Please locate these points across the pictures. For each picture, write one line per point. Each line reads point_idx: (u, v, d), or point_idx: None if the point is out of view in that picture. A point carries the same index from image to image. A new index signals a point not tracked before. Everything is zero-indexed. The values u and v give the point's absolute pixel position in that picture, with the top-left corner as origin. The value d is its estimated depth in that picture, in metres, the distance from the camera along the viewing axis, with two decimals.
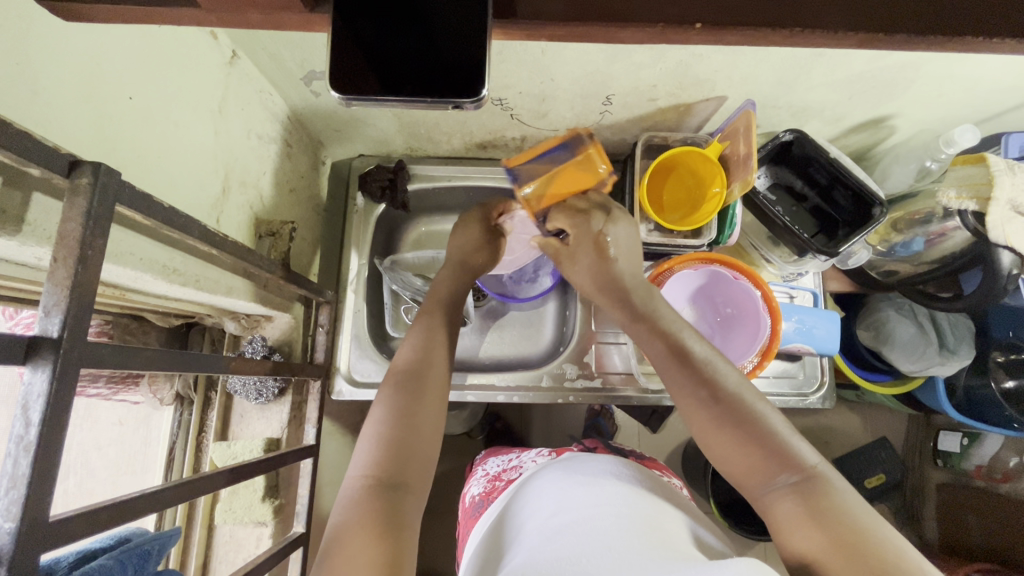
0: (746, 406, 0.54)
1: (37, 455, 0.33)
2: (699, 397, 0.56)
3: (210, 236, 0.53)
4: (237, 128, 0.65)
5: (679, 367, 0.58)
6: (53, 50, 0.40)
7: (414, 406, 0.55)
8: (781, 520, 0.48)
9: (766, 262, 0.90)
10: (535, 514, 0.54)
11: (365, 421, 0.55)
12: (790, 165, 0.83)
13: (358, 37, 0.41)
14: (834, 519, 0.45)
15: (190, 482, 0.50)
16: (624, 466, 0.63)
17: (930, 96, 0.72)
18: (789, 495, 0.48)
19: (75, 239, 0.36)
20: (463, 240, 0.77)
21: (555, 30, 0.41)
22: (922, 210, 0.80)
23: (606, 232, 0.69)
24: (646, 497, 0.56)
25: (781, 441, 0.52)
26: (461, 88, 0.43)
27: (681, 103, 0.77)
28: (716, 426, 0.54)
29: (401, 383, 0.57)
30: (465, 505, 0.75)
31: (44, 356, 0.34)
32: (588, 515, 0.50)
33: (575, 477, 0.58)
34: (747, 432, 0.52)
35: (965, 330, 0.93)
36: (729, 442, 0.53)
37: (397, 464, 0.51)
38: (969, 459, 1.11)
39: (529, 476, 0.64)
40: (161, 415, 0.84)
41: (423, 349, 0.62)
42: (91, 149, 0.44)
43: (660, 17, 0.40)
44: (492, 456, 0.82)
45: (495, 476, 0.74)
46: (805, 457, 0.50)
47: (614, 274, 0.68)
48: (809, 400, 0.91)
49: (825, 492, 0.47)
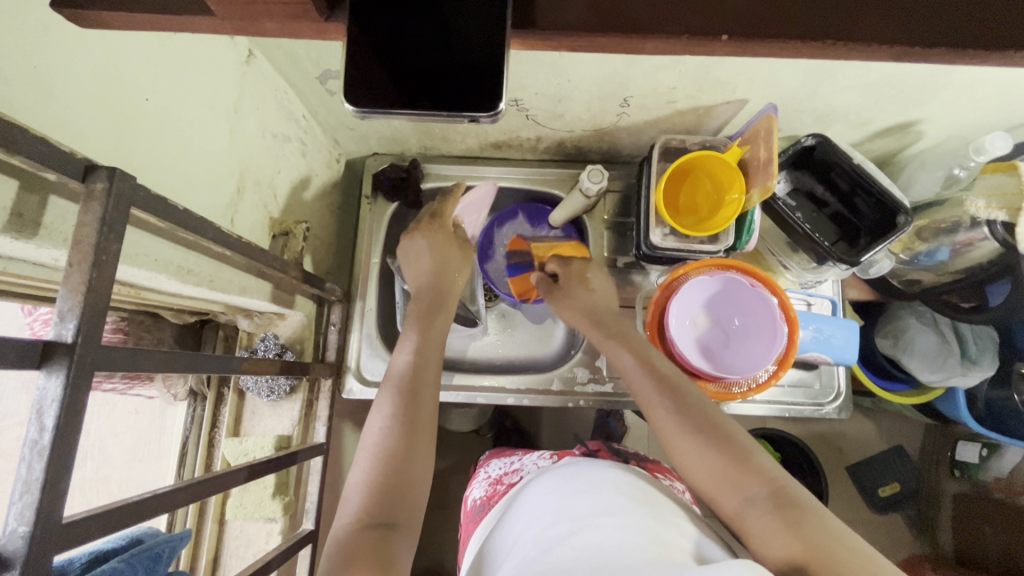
0: (716, 421, 0.57)
1: (51, 458, 0.33)
2: (673, 417, 0.58)
3: (225, 238, 0.53)
4: (252, 127, 0.65)
5: (658, 391, 0.62)
6: (73, 53, 0.40)
7: (407, 443, 0.55)
8: (755, 531, 0.48)
9: (784, 269, 0.88)
10: (533, 520, 0.53)
11: (355, 463, 0.55)
12: (812, 171, 0.81)
13: (376, 42, 0.41)
14: (806, 525, 0.46)
15: (204, 481, 0.51)
16: (626, 472, 0.61)
17: (961, 101, 0.70)
18: (762, 506, 0.49)
19: (90, 244, 0.36)
20: (422, 263, 0.76)
21: (573, 41, 0.40)
22: (948, 218, 0.77)
23: (588, 268, 0.83)
24: (646, 505, 0.54)
25: (751, 458, 0.53)
26: (477, 101, 0.42)
27: (701, 106, 0.75)
28: (689, 438, 0.56)
29: (400, 414, 0.57)
30: (466, 508, 0.75)
31: (58, 361, 0.34)
32: (585, 524, 0.49)
33: (573, 488, 0.56)
34: (720, 447, 0.54)
35: (988, 340, 0.90)
36: (702, 459, 0.54)
37: (389, 503, 0.50)
38: (987, 471, 1.08)
39: (528, 482, 0.64)
40: (175, 410, 0.85)
41: (422, 358, 0.65)
42: (108, 152, 0.44)
43: (684, 28, 0.39)
44: (495, 458, 0.82)
45: (497, 480, 0.73)
46: (775, 473, 0.52)
47: (589, 299, 0.79)
48: (825, 410, 0.89)
49: (794, 503, 0.48)
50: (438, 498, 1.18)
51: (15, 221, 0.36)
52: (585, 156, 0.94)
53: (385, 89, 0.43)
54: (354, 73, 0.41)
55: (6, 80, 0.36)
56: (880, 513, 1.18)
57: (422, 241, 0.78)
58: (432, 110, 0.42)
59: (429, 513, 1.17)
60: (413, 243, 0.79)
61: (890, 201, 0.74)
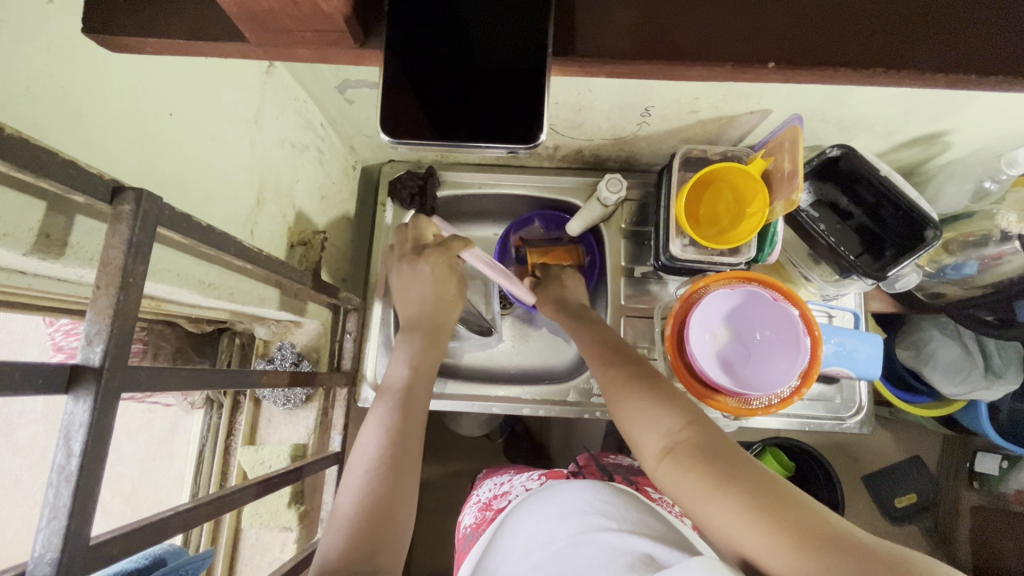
0: (656, 384, 0.58)
1: (79, 484, 0.33)
2: (626, 394, 0.59)
3: (246, 252, 0.53)
4: (272, 137, 0.65)
5: (614, 370, 0.62)
6: (99, 74, 0.40)
7: (388, 482, 0.54)
8: (684, 488, 0.49)
9: (805, 280, 0.86)
10: (513, 550, 0.55)
11: (341, 492, 0.55)
12: (836, 182, 0.79)
13: (405, 63, 0.40)
14: (731, 477, 0.47)
15: (220, 498, 0.50)
16: (601, 491, 0.60)
17: (993, 113, 0.68)
18: (701, 472, 0.48)
19: (118, 266, 0.36)
20: (419, 291, 0.74)
21: (614, 68, 0.40)
22: (976, 231, 0.76)
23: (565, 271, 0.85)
24: (620, 521, 0.54)
25: (695, 427, 0.53)
26: (514, 132, 0.42)
27: (723, 115, 0.74)
28: (629, 399, 0.58)
29: (389, 455, 0.57)
30: (460, 536, 0.74)
31: (86, 385, 0.34)
32: (559, 547, 0.50)
33: (550, 515, 0.57)
34: (663, 414, 0.54)
35: (1012, 352, 0.89)
36: (650, 431, 0.54)
37: (372, 541, 0.49)
38: (1007, 483, 1.07)
39: (515, 506, 0.64)
40: (192, 417, 0.85)
41: (413, 369, 0.68)
42: (137, 174, 0.44)
43: (729, 57, 0.38)
44: (488, 479, 0.82)
45: (487, 505, 0.73)
46: (718, 440, 0.51)
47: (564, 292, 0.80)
48: (846, 424, 0.88)
49: (724, 459, 0.49)
50: (449, 505, 1.17)
51: (42, 242, 0.36)
52: (603, 163, 0.93)
53: (420, 125, 0.42)
54: (388, 105, 0.41)
55: (34, 99, 0.35)
56: (897, 526, 1.16)
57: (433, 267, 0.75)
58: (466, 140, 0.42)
59: (441, 520, 1.17)
60: (414, 270, 0.75)
61: (918, 214, 0.73)
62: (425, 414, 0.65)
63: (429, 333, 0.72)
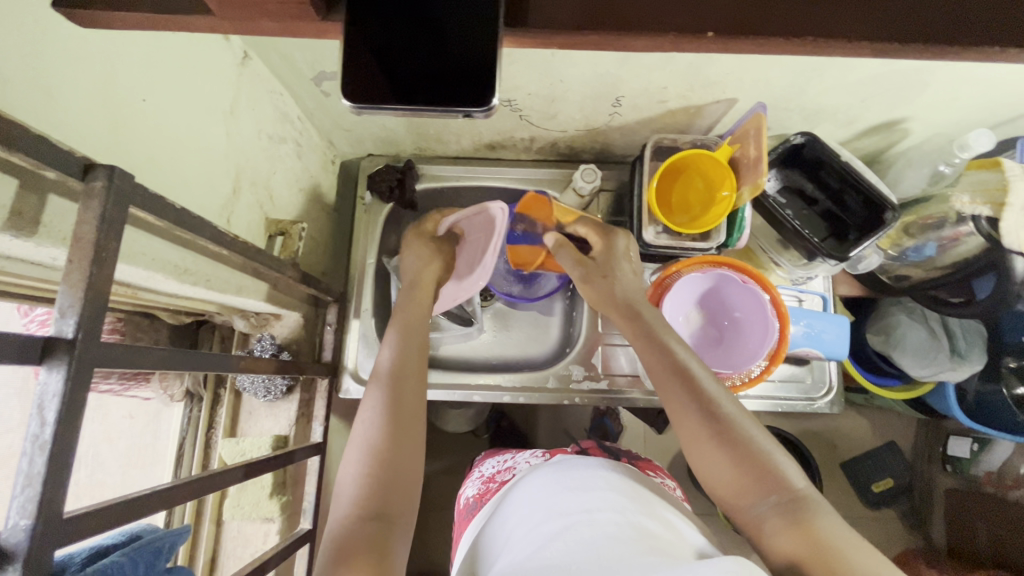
0: (739, 425, 0.54)
1: (54, 450, 0.33)
2: (693, 413, 0.56)
3: (222, 236, 0.53)
4: (247, 127, 0.65)
5: (677, 384, 0.58)
6: (71, 55, 0.41)
7: (394, 437, 0.55)
8: (768, 534, 0.49)
9: (775, 266, 0.89)
10: (525, 519, 0.56)
11: (349, 445, 0.56)
12: (801, 169, 0.82)
13: (373, 47, 0.42)
14: (822, 536, 0.46)
15: (202, 480, 0.51)
16: (614, 468, 0.64)
17: (946, 99, 0.71)
18: (777, 514, 0.49)
19: (90, 242, 0.36)
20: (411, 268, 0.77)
21: (564, 39, 0.42)
22: (934, 214, 0.79)
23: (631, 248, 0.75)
24: (633, 498, 0.58)
25: (770, 460, 0.52)
26: (472, 98, 0.43)
27: (692, 105, 0.77)
28: (709, 441, 0.54)
29: (386, 411, 0.57)
30: (460, 506, 0.79)
31: (59, 356, 0.35)
32: (576, 520, 0.52)
33: (563, 480, 0.60)
34: (748, 461, 0.52)
35: (976, 335, 0.90)
36: (719, 459, 0.53)
37: (384, 494, 0.51)
38: (977, 466, 1.08)
39: (521, 478, 0.67)
40: (171, 411, 0.85)
41: (402, 351, 0.64)
42: (106, 153, 0.45)
43: (672, 28, 0.40)
44: (489, 458, 0.86)
45: (488, 479, 0.76)
46: (794, 482, 0.51)
47: (627, 286, 0.70)
48: (817, 404, 0.90)
49: (812, 513, 0.48)
50: (435, 499, 1.18)
51: (14, 219, 0.37)
52: (578, 156, 0.95)
53: (381, 89, 0.44)
54: (353, 74, 0.43)
55: (3, 80, 0.36)
56: (875, 509, 1.19)
57: (415, 247, 0.80)
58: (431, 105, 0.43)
59: (426, 513, 1.17)
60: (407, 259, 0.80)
61: (877, 197, 0.76)
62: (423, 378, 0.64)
63: (415, 278, 0.76)
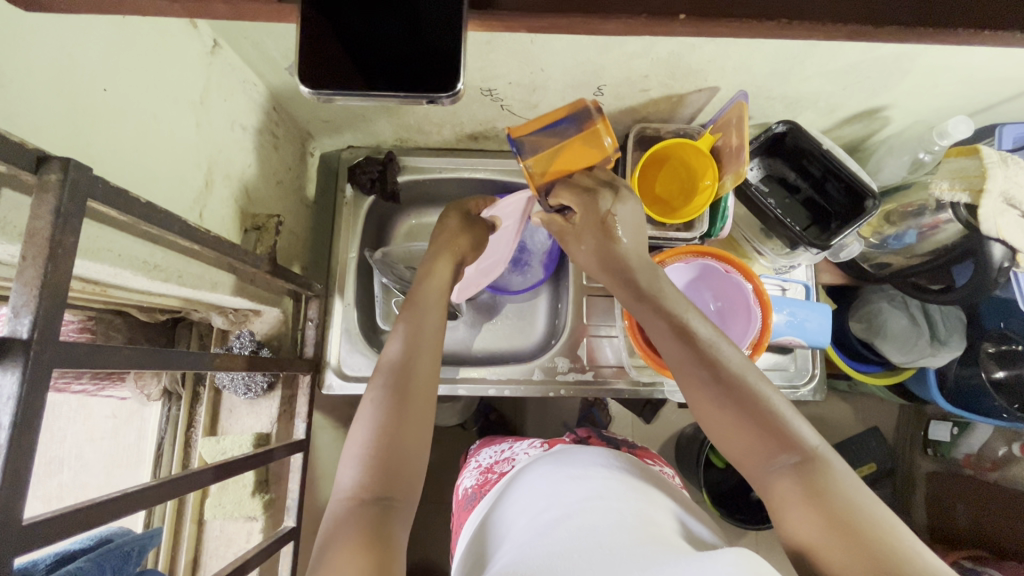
0: (749, 386, 0.54)
1: (9, 455, 0.32)
2: (701, 376, 0.55)
3: (191, 231, 0.52)
4: (218, 117, 0.63)
5: (683, 346, 0.57)
6: (25, 46, 0.39)
7: (401, 405, 0.55)
8: (780, 499, 0.49)
9: (757, 255, 0.89)
10: (534, 502, 0.57)
11: (359, 417, 0.56)
12: (784, 157, 0.82)
13: (341, 34, 0.41)
14: (832, 498, 0.46)
15: (174, 481, 0.49)
16: (615, 456, 0.66)
17: (925, 87, 0.71)
18: (789, 474, 0.49)
19: (45, 237, 0.35)
20: (447, 236, 0.75)
21: (533, 22, 0.40)
22: (914, 202, 0.79)
23: (614, 212, 0.67)
24: (636, 487, 0.59)
25: (782, 422, 0.52)
26: (436, 82, 0.42)
27: (674, 93, 0.76)
28: (717, 406, 0.54)
29: (390, 384, 0.57)
30: (458, 496, 0.79)
31: (13, 357, 0.34)
32: (579, 507, 0.53)
33: (566, 470, 0.61)
34: (759, 424, 0.52)
35: (955, 320, 0.92)
36: (727, 421, 0.53)
37: (394, 465, 0.52)
38: (957, 449, 1.12)
39: (521, 469, 0.67)
40: (151, 409, 0.83)
41: (411, 343, 0.61)
42: (66, 145, 0.43)
43: (642, 9, 0.40)
44: (485, 448, 0.86)
45: (487, 469, 0.77)
46: (807, 441, 0.51)
47: (621, 256, 0.66)
48: (800, 392, 0.91)
49: (824, 474, 0.48)
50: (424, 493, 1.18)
51: None
52: None
53: (347, 75, 0.43)
54: (311, 56, 0.41)
55: None
56: None
57: (455, 218, 0.77)
58: (391, 93, 0.43)
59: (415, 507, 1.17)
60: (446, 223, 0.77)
61: (859, 185, 0.76)
62: (438, 360, 0.62)
63: (446, 241, 0.75)
